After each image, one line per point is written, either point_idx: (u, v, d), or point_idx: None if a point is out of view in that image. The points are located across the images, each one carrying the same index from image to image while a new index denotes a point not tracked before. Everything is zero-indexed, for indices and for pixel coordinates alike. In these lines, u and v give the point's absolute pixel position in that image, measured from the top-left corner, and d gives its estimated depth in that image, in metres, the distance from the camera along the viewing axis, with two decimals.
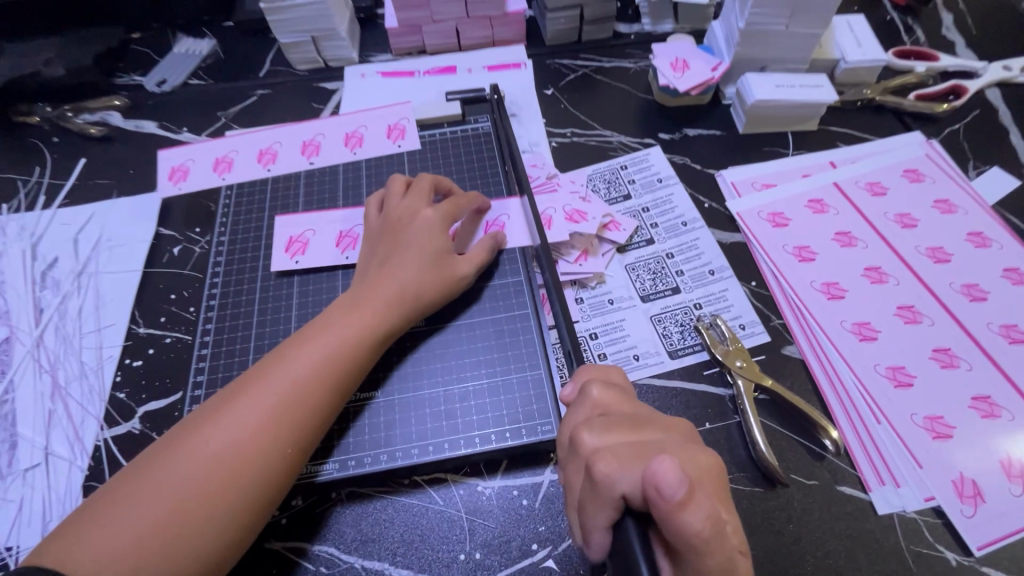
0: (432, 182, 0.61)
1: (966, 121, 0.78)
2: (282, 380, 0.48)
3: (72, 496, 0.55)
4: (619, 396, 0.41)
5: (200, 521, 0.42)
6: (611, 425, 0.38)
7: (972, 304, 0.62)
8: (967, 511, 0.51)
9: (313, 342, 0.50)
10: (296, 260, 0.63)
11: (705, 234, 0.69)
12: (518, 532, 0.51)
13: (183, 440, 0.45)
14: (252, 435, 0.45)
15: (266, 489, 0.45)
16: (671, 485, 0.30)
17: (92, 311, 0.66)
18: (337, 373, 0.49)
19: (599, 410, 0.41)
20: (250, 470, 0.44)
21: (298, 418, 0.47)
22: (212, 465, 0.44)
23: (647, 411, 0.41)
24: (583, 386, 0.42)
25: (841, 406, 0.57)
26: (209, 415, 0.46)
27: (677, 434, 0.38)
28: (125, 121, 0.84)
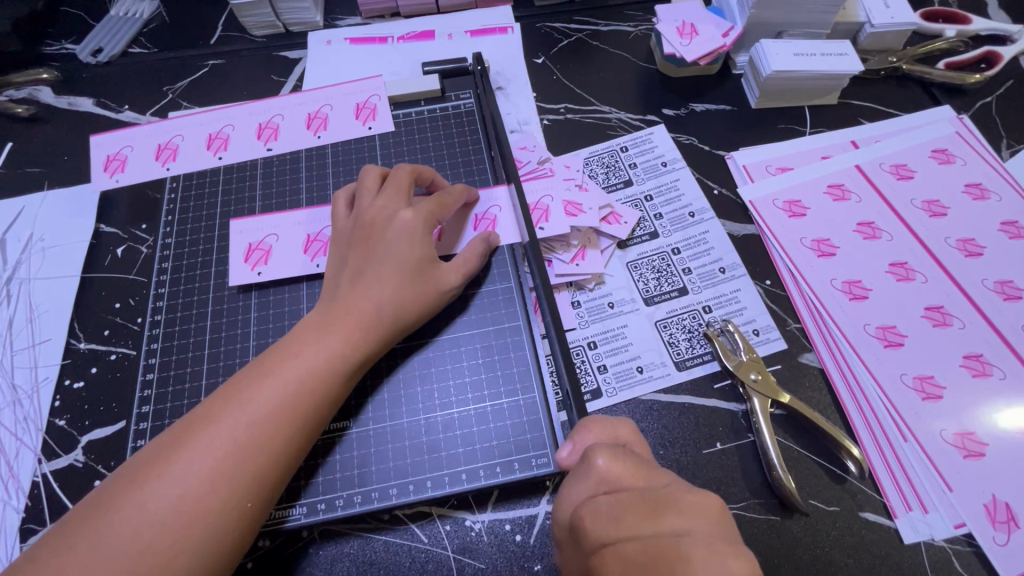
0: (411, 174, 0.53)
1: (999, 93, 0.71)
2: (235, 424, 0.41)
3: (8, 541, 0.49)
4: (629, 465, 0.34)
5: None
6: (622, 509, 0.31)
7: (1006, 303, 0.56)
8: (1000, 538, 0.46)
9: (273, 374, 0.43)
10: (258, 272, 0.55)
11: (715, 225, 0.62)
12: (512, 572, 0.46)
13: (118, 500, 0.38)
14: (202, 493, 0.39)
15: (221, 553, 0.39)
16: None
17: (25, 324, 0.58)
18: (302, 411, 0.43)
19: (606, 486, 0.34)
20: (200, 534, 0.38)
21: (257, 467, 0.40)
22: (154, 532, 0.37)
23: (663, 483, 0.34)
24: (586, 453, 0.35)
25: (863, 422, 0.52)
26: (149, 467, 0.39)
27: (705, 524, 0.31)
28: (57, 98, 0.74)
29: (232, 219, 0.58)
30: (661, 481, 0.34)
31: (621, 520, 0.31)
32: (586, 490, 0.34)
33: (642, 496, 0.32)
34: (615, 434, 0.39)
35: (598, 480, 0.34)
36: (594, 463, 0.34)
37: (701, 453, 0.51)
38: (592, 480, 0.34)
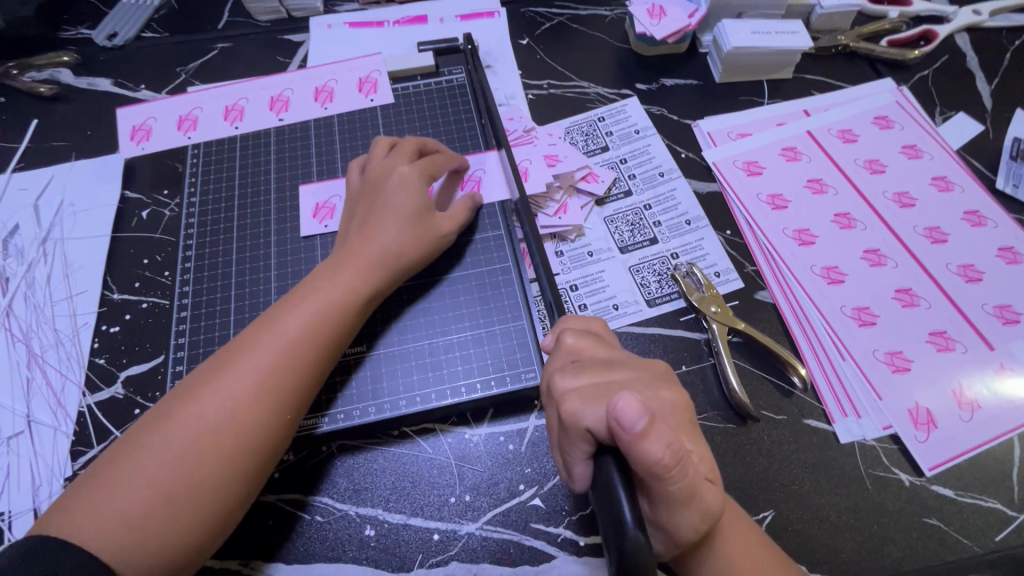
0: (417, 144, 0.60)
1: (934, 68, 0.79)
2: (268, 350, 0.48)
3: (60, 462, 0.55)
4: (592, 341, 0.44)
5: (196, 496, 0.43)
6: (584, 367, 0.41)
7: (934, 246, 0.65)
8: (921, 436, 0.54)
9: (297, 308, 0.50)
10: (325, 225, 0.62)
11: (682, 184, 0.70)
12: (505, 474, 0.53)
13: (171, 416, 0.45)
14: (243, 407, 0.45)
15: (260, 459, 0.46)
16: (630, 417, 0.33)
17: (62, 278, 0.65)
18: (322, 344, 0.49)
19: (573, 356, 0.43)
20: (243, 442, 0.45)
21: (288, 387, 0.47)
22: (205, 441, 0.44)
23: (621, 354, 0.43)
24: (558, 335, 0.45)
25: (808, 345, 0.60)
26: (195, 389, 0.46)
27: (649, 372, 0.41)
28: (77, 78, 0.79)
29: (302, 183, 0.65)
30: (618, 352, 0.43)
31: (581, 374, 0.40)
32: (559, 360, 0.43)
33: (598, 361, 0.42)
34: (588, 323, 0.47)
35: (567, 351, 0.43)
36: (563, 340, 0.44)
37: None
38: (561, 353, 0.43)
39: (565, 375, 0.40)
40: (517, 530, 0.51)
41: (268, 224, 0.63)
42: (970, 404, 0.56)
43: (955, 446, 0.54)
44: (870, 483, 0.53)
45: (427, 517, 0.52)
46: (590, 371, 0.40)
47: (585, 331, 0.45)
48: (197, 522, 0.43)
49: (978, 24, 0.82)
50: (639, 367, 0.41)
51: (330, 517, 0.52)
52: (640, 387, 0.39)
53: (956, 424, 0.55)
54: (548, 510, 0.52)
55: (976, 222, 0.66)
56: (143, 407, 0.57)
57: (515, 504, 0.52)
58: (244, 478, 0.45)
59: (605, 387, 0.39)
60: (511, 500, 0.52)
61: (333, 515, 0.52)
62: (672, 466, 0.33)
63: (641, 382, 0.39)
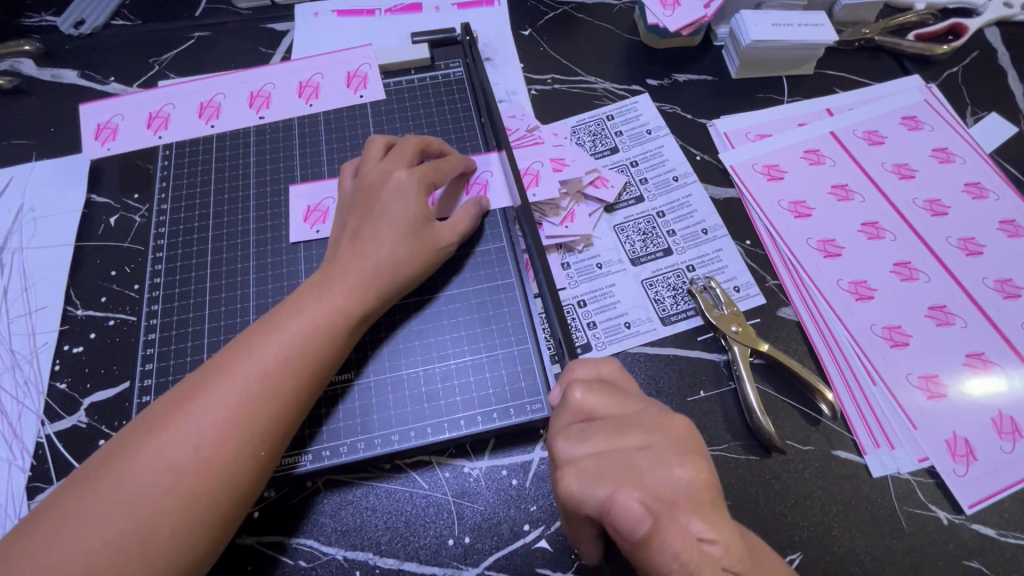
0: (418, 146, 0.55)
1: (964, 64, 0.74)
2: (243, 379, 0.42)
3: (15, 500, 0.50)
4: (604, 395, 0.39)
5: (155, 546, 0.38)
6: (592, 433, 0.36)
7: (969, 258, 0.60)
8: (959, 470, 0.50)
9: (277, 330, 0.45)
10: (317, 230, 0.57)
11: (698, 189, 0.64)
12: (508, 513, 0.48)
13: (131, 451, 0.40)
14: (212, 445, 0.40)
15: (230, 502, 0.41)
16: (630, 522, 0.30)
17: (21, 293, 0.59)
18: (302, 372, 0.44)
19: (582, 415, 0.38)
20: (210, 485, 0.40)
21: (264, 422, 0.42)
22: (166, 484, 0.39)
23: (637, 409, 0.38)
24: (565, 388, 0.40)
25: (836, 367, 0.55)
26: (159, 421, 0.41)
27: (664, 441, 0.36)
28: (40, 70, 0.73)
29: (293, 184, 0.59)
30: (635, 408, 0.38)
31: (587, 443, 0.36)
32: (566, 418, 0.38)
33: (610, 423, 0.37)
34: (598, 369, 0.42)
35: (575, 410, 0.38)
36: (571, 396, 0.38)
37: (686, 401, 0.54)
38: (570, 410, 0.38)
39: (570, 441, 0.37)
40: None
41: (246, 235, 0.57)
42: (1012, 433, 0.52)
43: (996, 480, 0.50)
44: (905, 521, 0.49)
45: (422, 562, 0.47)
46: (597, 440, 0.36)
47: (596, 381, 0.40)
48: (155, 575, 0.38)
49: (1009, 17, 0.77)
50: (653, 432, 0.36)
51: (315, 563, 0.47)
52: (649, 465, 0.34)
53: (997, 456, 0.51)
54: (555, 553, 0.47)
55: (1013, 232, 0.61)
56: (109, 438, 0.51)
57: (519, 547, 0.47)
58: (210, 526, 0.40)
59: (610, 464, 0.34)
60: (516, 543, 0.47)
61: (319, 559, 0.47)
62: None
63: (652, 458, 0.35)
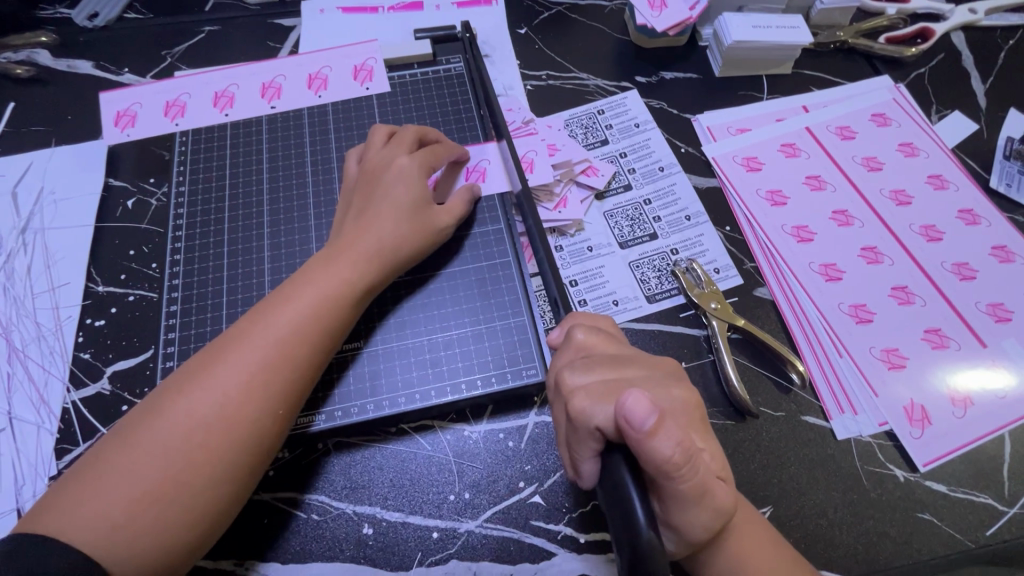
0: (416, 134, 0.59)
1: (931, 65, 0.80)
2: (259, 346, 0.46)
3: (43, 459, 0.53)
4: (602, 338, 0.44)
5: (187, 496, 0.41)
6: (594, 362, 0.41)
7: (930, 244, 0.65)
8: (915, 433, 0.55)
9: (289, 302, 0.48)
10: None
11: (682, 179, 0.69)
12: (505, 472, 0.53)
13: (159, 413, 0.43)
14: (235, 404, 0.44)
15: (253, 457, 0.45)
16: (640, 415, 0.33)
17: (43, 270, 0.62)
18: (314, 338, 0.48)
19: (583, 352, 0.43)
20: (235, 441, 0.43)
21: (278, 388, 0.46)
22: (196, 438, 0.42)
23: (630, 351, 0.44)
24: (568, 331, 0.45)
25: (806, 341, 0.60)
26: (184, 385, 0.44)
27: (658, 371, 0.41)
28: (56, 60, 0.76)
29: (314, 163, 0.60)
30: (629, 349, 0.44)
31: (591, 371, 0.41)
32: (569, 357, 0.43)
33: (609, 356, 0.42)
34: (597, 321, 0.47)
35: (577, 347, 0.43)
36: (573, 335, 0.44)
37: None
38: (572, 349, 0.43)
39: (573, 372, 0.40)
40: (517, 528, 0.50)
41: (261, 217, 0.61)
42: (963, 400, 0.57)
43: (949, 442, 0.55)
44: (866, 479, 0.54)
45: (426, 516, 0.51)
46: (598, 368, 0.41)
47: (596, 328, 0.45)
48: (190, 521, 0.41)
49: (974, 22, 0.82)
50: (650, 365, 0.42)
51: (326, 516, 0.51)
52: (649, 384, 0.40)
53: (949, 420, 0.56)
54: (548, 507, 0.51)
55: (970, 221, 0.67)
56: (132, 404, 0.55)
57: (515, 501, 0.51)
58: (237, 476, 0.44)
59: (614, 384, 0.39)
60: (511, 497, 0.52)
61: (330, 513, 0.51)
62: (682, 465, 0.33)
63: (652, 380, 0.40)
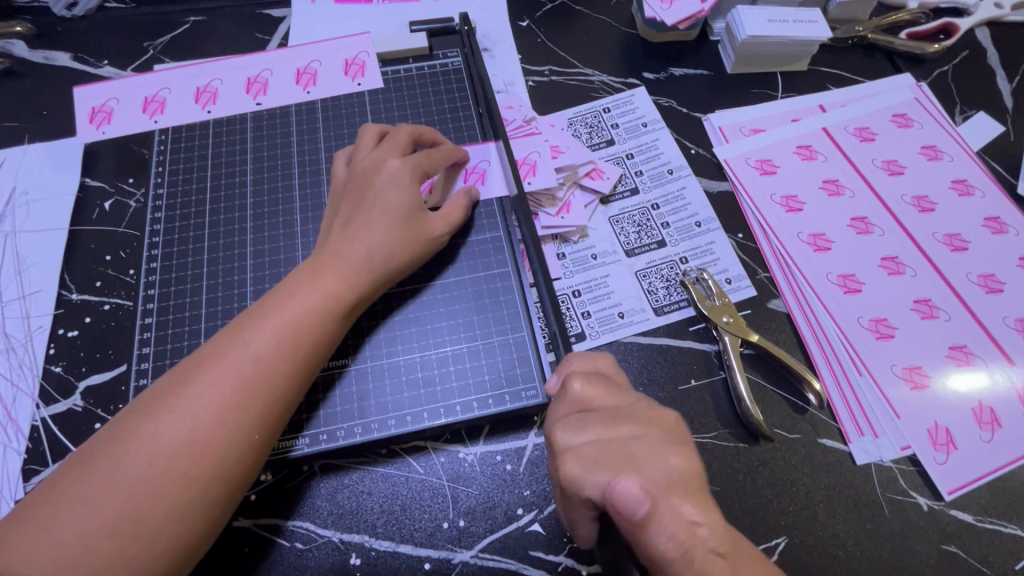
0: (410, 135, 0.55)
1: (955, 63, 0.76)
2: (235, 365, 0.42)
3: (10, 481, 0.50)
4: (601, 388, 0.40)
5: (153, 529, 0.38)
6: (589, 421, 0.38)
7: (954, 254, 0.61)
8: (940, 458, 0.52)
9: (268, 316, 0.45)
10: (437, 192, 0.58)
11: (692, 182, 0.65)
12: (502, 498, 0.49)
13: (124, 438, 0.40)
14: (206, 430, 0.40)
15: (228, 485, 0.41)
16: (631, 503, 0.33)
17: (14, 276, 0.59)
18: (295, 355, 0.44)
19: (579, 405, 0.39)
20: (206, 468, 0.40)
21: (254, 410, 0.42)
22: (163, 466, 0.39)
23: (631, 401, 0.40)
24: (565, 380, 0.41)
25: (823, 358, 0.57)
26: (152, 407, 0.41)
27: (656, 432, 0.37)
28: (31, 51, 0.72)
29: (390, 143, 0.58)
30: (630, 400, 0.40)
31: (586, 431, 0.37)
32: (564, 409, 0.40)
33: (606, 412, 0.38)
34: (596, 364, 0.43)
35: (572, 400, 0.39)
36: (569, 387, 0.40)
37: (677, 389, 0.55)
38: (567, 401, 0.40)
39: (567, 432, 0.37)
40: (515, 559, 0.47)
41: (244, 222, 0.58)
42: (991, 422, 0.53)
43: (974, 468, 0.52)
44: (886, 507, 0.50)
45: (417, 545, 0.48)
46: (594, 427, 0.37)
47: (594, 374, 0.42)
48: (154, 558, 0.38)
49: (1000, 17, 0.78)
50: (649, 423, 0.38)
51: (311, 545, 0.47)
52: (645, 452, 0.36)
53: (976, 444, 0.52)
54: (548, 536, 0.48)
55: (997, 229, 0.63)
56: (105, 421, 0.51)
57: (513, 530, 0.48)
58: (208, 507, 0.40)
59: (609, 450, 0.36)
60: (509, 526, 0.48)
61: (315, 542, 0.47)
62: (676, 558, 0.34)
63: (649, 446, 0.36)
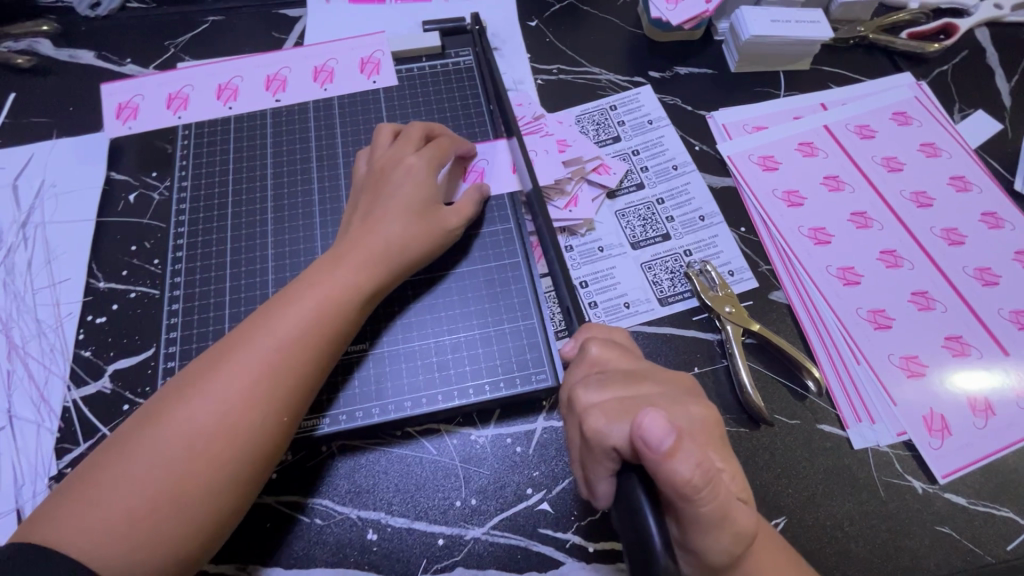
0: (422, 130, 0.58)
1: (954, 63, 0.77)
2: (261, 352, 0.45)
3: (44, 458, 0.52)
4: (617, 351, 0.43)
5: (191, 504, 0.41)
6: (608, 380, 0.40)
7: (951, 248, 0.63)
8: (935, 443, 0.54)
9: (293, 305, 0.47)
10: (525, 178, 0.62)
11: (697, 178, 0.67)
12: (513, 478, 0.51)
13: (159, 421, 0.42)
14: (236, 413, 0.43)
15: (258, 463, 0.44)
16: (656, 436, 0.32)
17: (44, 265, 0.61)
18: (319, 343, 0.47)
19: (597, 368, 0.42)
20: (237, 448, 0.42)
21: (281, 393, 0.45)
22: (197, 445, 0.41)
23: (646, 364, 0.42)
24: (581, 345, 0.44)
25: (822, 347, 0.59)
26: (184, 392, 0.43)
27: (675, 387, 0.40)
28: (57, 49, 0.74)
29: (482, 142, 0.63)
30: (645, 363, 0.42)
31: (605, 388, 0.39)
32: (582, 371, 0.42)
33: (623, 372, 0.41)
34: (611, 332, 0.45)
35: (591, 362, 0.42)
36: (587, 350, 0.42)
37: None
38: (586, 362, 0.42)
39: (587, 389, 0.39)
40: (524, 536, 0.49)
41: (264, 213, 0.60)
42: (985, 410, 0.55)
43: (968, 454, 0.53)
44: (883, 490, 0.52)
45: (432, 521, 0.50)
46: (612, 384, 0.39)
47: (609, 341, 0.44)
48: (192, 531, 0.41)
49: (1000, 18, 0.79)
50: (666, 381, 0.40)
51: (330, 520, 0.50)
52: (665, 403, 0.38)
53: (970, 431, 0.54)
54: (556, 515, 0.50)
55: (994, 224, 0.64)
56: (133, 403, 0.54)
57: (523, 508, 0.50)
58: (240, 485, 0.43)
59: (630, 402, 0.38)
60: (519, 504, 0.50)
61: (334, 518, 0.50)
62: (702, 487, 0.32)
63: (669, 398, 0.38)
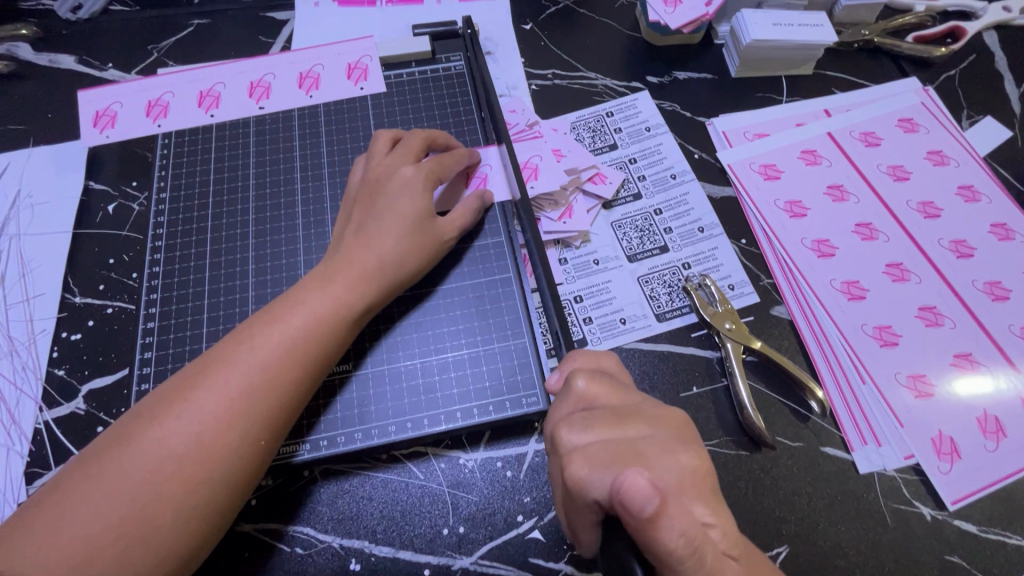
0: (423, 140, 0.55)
1: (962, 67, 0.75)
2: (243, 369, 0.42)
3: (13, 483, 0.50)
4: (607, 385, 0.40)
5: (159, 531, 0.38)
6: (594, 420, 0.37)
7: (960, 261, 0.61)
8: (944, 467, 0.51)
9: (278, 321, 0.45)
10: (530, 185, 0.61)
11: (695, 187, 0.65)
12: (503, 504, 0.49)
13: (131, 439, 0.40)
14: (213, 434, 0.40)
15: (233, 489, 0.41)
16: (639, 500, 0.30)
17: (19, 279, 0.59)
18: (303, 362, 0.44)
19: (584, 404, 0.39)
20: (211, 473, 0.40)
21: (260, 415, 0.42)
22: (169, 468, 0.39)
23: (636, 399, 0.40)
24: (568, 376, 0.40)
25: (826, 365, 0.56)
26: (159, 410, 0.41)
27: (665, 431, 0.37)
28: (36, 54, 0.72)
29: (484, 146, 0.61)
30: (635, 399, 0.39)
31: (590, 429, 0.37)
32: (569, 406, 0.39)
33: (613, 410, 0.38)
34: (599, 361, 0.43)
35: (578, 397, 0.39)
36: (574, 384, 0.39)
37: (678, 396, 0.54)
38: (572, 398, 0.39)
39: (572, 431, 0.37)
40: (515, 566, 0.47)
41: (245, 226, 0.58)
42: (996, 431, 0.53)
43: (978, 479, 0.51)
44: (889, 517, 0.50)
45: (417, 551, 0.48)
46: (598, 426, 0.37)
47: (597, 371, 0.41)
48: (157, 559, 0.38)
49: (1009, 21, 0.77)
50: (657, 423, 0.38)
51: (311, 550, 0.47)
52: (655, 452, 0.35)
53: (981, 454, 0.52)
54: (548, 544, 0.48)
55: (1004, 236, 0.62)
56: (107, 425, 0.52)
57: (513, 536, 0.48)
58: (212, 511, 0.40)
59: (617, 448, 0.35)
60: (509, 532, 0.48)
61: (315, 547, 0.48)
62: (687, 557, 0.31)
63: (659, 445, 0.36)
